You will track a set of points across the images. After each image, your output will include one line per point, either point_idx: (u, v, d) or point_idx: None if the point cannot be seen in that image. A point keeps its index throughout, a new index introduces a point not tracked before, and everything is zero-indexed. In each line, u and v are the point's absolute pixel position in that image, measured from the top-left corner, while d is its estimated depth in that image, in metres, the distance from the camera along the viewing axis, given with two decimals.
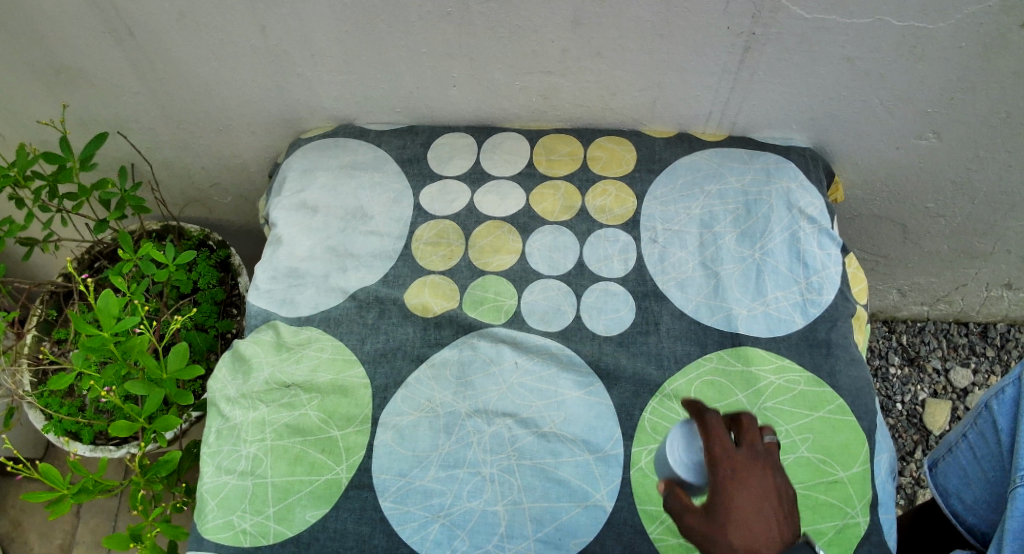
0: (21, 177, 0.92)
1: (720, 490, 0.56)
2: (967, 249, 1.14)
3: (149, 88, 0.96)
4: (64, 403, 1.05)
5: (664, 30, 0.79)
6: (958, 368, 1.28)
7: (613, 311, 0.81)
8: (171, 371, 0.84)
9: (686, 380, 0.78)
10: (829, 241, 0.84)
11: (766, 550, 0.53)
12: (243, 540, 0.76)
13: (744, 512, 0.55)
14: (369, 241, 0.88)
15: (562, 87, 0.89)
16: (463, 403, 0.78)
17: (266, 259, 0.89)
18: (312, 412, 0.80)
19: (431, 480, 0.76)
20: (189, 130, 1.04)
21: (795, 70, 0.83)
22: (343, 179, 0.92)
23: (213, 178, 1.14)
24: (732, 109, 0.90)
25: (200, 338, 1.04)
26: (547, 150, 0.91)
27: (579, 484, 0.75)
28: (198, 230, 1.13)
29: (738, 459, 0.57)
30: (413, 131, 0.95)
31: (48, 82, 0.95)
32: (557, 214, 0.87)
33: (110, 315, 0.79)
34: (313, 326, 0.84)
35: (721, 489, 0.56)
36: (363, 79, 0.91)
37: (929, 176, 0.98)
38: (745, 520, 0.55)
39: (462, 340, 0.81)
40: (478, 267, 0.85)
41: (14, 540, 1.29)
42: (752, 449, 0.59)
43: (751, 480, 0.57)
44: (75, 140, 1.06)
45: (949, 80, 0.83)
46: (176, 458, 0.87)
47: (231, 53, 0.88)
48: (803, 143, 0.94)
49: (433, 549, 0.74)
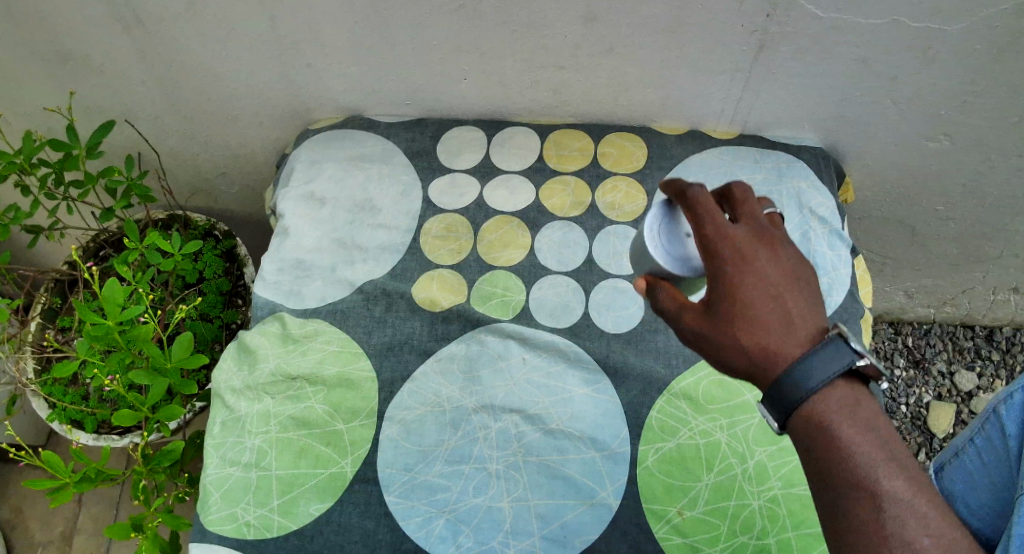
0: (26, 165, 0.91)
1: (726, 277, 0.53)
2: (975, 252, 1.13)
3: (156, 77, 0.95)
4: (68, 392, 1.05)
5: (677, 27, 0.79)
6: (963, 372, 1.28)
7: (622, 308, 0.81)
8: (176, 360, 0.83)
9: (693, 378, 0.78)
10: (839, 242, 0.84)
11: (777, 337, 0.52)
12: (247, 532, 0.76)
13: (753, 302, 0.53)
14: (377, 234, 0.87)
15: (573, 82, 0.89)
16: (470, 398, 0.78)
17: (272, 250, 0.88)
18: (317, 405, 0.79)
19: (437, 475, 0.75)
20: (196, 119, 1.03)
21: (808, 69, 0.82)
22: (352, 171, 0.91)
23: (220, 168, 1.14)
24: (744, 107, 0.89)
25: (205, 328, 1.03)
26: (557, 145, 0.91)
27: (585, 481, 0.74)
28: (204, 220, 1.13)
29: (736, 236, 0.54)
30: (422, 124, 0.95)
31: (55, 69, 0.95)
32: (566, 210, 0.86)
33: (116, 304, 0.78)
34: (320, 318, 0.84)
35: (724, 278, 0.53)
36: (372, 70, 0.90)
37: (939, 179, 0.98)
38: (758, 314, 0.53)
39: (470, 335, 0.81)
40: (486, 262, 0.84)
41: (16, 527, 1.29)
42: (754, 227, 0.55)
43: (757, 259, 0.54)
44: (82, 128, 1.06)
45: (962, 82, 0.82)
46: (178, 448, 0.87)
47: (240, 42, 0.88)
48: (814, 143, 0.93)
49: (437, 544, 0.73)
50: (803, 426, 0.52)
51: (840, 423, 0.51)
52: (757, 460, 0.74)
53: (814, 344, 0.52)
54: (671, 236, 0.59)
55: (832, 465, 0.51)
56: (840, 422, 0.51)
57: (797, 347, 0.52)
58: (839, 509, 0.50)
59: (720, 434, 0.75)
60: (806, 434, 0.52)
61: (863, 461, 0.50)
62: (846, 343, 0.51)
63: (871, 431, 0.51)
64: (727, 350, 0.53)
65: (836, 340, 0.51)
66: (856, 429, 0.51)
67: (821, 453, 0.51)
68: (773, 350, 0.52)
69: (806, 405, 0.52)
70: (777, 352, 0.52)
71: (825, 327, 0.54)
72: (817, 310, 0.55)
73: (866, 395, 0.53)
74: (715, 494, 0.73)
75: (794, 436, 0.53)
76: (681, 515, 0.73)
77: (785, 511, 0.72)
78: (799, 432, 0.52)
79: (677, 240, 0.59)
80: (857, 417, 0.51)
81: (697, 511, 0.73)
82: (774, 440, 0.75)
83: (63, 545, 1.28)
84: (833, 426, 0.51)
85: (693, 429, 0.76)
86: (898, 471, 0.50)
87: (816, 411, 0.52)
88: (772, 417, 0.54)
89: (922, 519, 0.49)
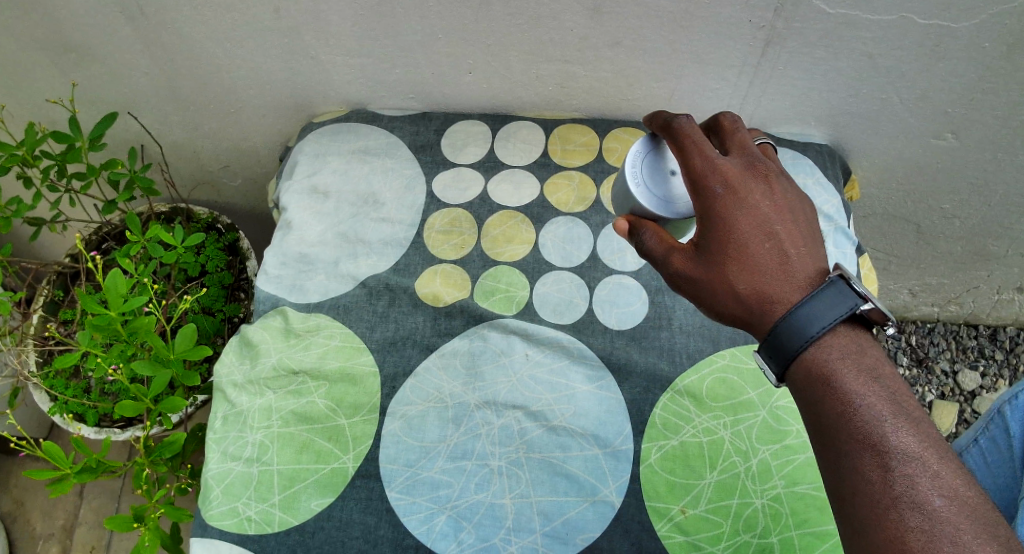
0: (29, 157, 0.91)
1: (720, 214, 0.56)
2: (980, 251, 1.13)
3: (159, 68, 0.95)
4: (70, 384, 1.05)
5: (684, 21, 0.78)
6: (967, 371, 1.28)
7: (625, 305, 0.81)
8: (178, 352, 0.83)
9: (697, 376, 0.77)
10: (845, 240, 0.83)
11: (769, 275, 0.55)
12: (248, 527, 0.76)
13: (746, 239, 0.56)
14: (380, 227, 0.87)
15: (579, 76, 0.88)
16: (472, 394, 0.78)
17: (276, 243, 0.88)
18: (319, 400, 0.79)
19: (439, 471, 0.75)
20: (199, 111, 1.03)
21: (815, 65, 0.82)
22: (356, 165, 0.91)
23: (223, 160, 1.14)
24: (750, 103, 0.89)
25: (207, 322, 1.03)
26: (562, 139, 0.90)
27: (587, 478, 0.74)
28: (206, 212, 1.12)
29: (731, 172, 0.57)
30: (427, 117, 0.94)
31: (57, 60, 0.94)
32: (570, 205, 0.86)
33: (118, 295, 0.78)
34: (322, 312, 0.83)
35: (718, 214, 0.56)
36: (376, 62, 0.90)
37: (946, 177, 0.97)
38: (749, 251, 0.56)
39: (473, 331, 0.81)
40: (490, 257, 0.84)
41: (17, 519, 1.29)
42: (749, 167, 0.58)
43: (751, 199, 0.56)
44: (84, 119, 1.05)
45: (971, 79, 0.81)
46: (180, 440, 0.85)
47: (244, 33, 0.87)
48: (820, 139, 0.93)
49: (438, 541, 0.73)
50: (804, 373, 0.54)
51: (844, 373, 0.52)
52: (760, 458, 0.74)
53: (812, 287, 0.55)
54: (655, 172, 0.62)
55: (835, 414, 0.52)
56: (842, 369, 0.53)
57: (793, 289, 0.55)
58: (842, 457, 0.51)
59: (724, 432, 0.75)
60: (808, 381, 0.53)
61: (866, 410, 0.51)
62: (846, 288, 0.53)
63: (876, 381, 0.52)
64: (721, 287, 0.56)
65: (836, 283, 0.53)
66: (861, 379, 0.52)
67: (823, 401, 0.53)
68: (768, 290, 0.55)
69: (807, 351, 0.54)
70: (770, 293, 0.55)
71: (825, 271, 0.56)
72: (816, 254, 0.57)
73: (873, 348, 0.54)
74: (718, 492, 0.73)
75: (796, 385, 0.55)
76: (683, 513, 0.73)
77: (789, 510, 0.72)
78: (800, 381, 0.54)
79: (660, 179, 0.62)
80: (861, 368, 0.53)
81: (699, 509, 0.73)
82: (778, 438, 0.74)
83: (64, 537, 1.28)
84: (836, 375, 0.52)
85: (697, 427, 0.75)
86: (903, 422, 0.51)
87: (818, 360, 0.53)
88: (773, 363, 0.55)
89: (927, 470, 0.49)
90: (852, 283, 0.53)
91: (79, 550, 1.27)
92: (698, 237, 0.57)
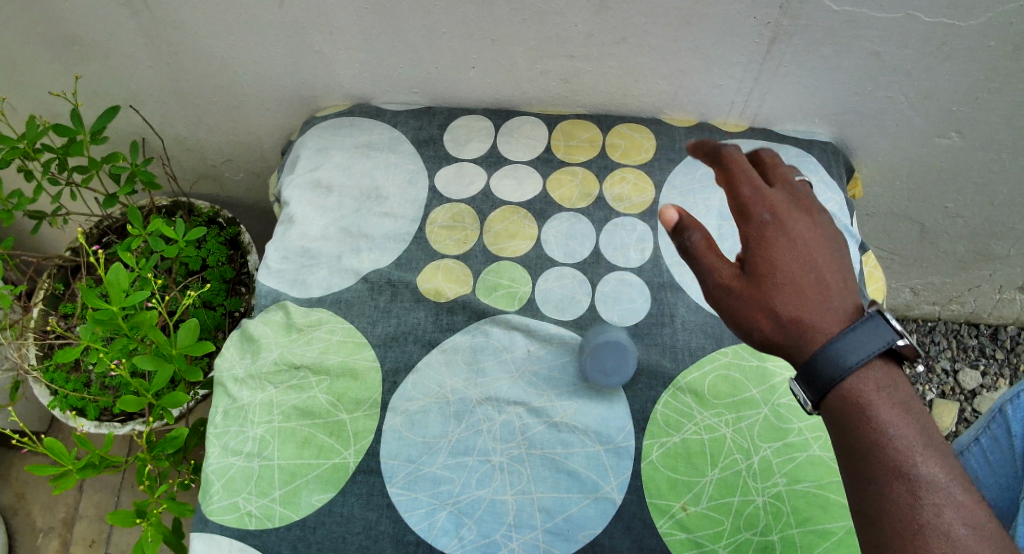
0: (30, 150, 0.91)
1: (767, 240, 0.58)
2: (983, 250, 1.13)
3: (162, 62, 0.94)
4: (70, 378, 1.05)
5: (690, 17, 0.78)
6: (967, 370, 1.27)
7: (628, 301, 0.80)
8: (180, 346, 0.83)
9: (700, 373, 0.77)
10: (849, 238, 0.83)
11: (812, 303, 0.56)
12: (248, 522, 0.76)
13: (790, 268, 0.57)
14: (382, 222, 0.87)
15: (583, 72, 0.88)
16: (474, 389, 0.77)
17: (278, 237, 0.88)
18: (320, 395, 0.79)
19: (440, 467, 0.75)
20: (202, 105, 1.02)
21: (820, 63, 0.82)
22: (358, 160, 0.91)
23: (225, 154, 1.13)
24: (755, 100, 0.89)
25: (208, 316, 1.03)
26: (565, 135, 0.90)
27: (589, 475, 0.74)
28: (208, 207, 1.12)
29: (776, 202, 0.60)
30: (430, 112, 0.94)
31: (59, 52, 0.94)
32: (574, 201, 0.86)
33: (120, 289, 0.78)
34: (324, 307, 0.83)
35: (763, 239, 0.58)
36: (380, 57, 0.89)
37: (949, 176, 0.97)
38: (789, 275, 0.57)
39: (476, 326, 0.80)
40: (493, 253, 0.84)
41: (17, 512, 1.29)
42: (793, 198, 0.61)
43: (789, 228, 0.59)
44: (86, 112, 1.05)
45: (976, 79, 0.81)
46: (183, 435, 0.86)
47: (247, 27, 0.87)
48: (824, 137, 0.93)
49: (439, 537, 0.73)
50: (838, 401, 0.54)
51: (880, 404, 0.53)
52: (762, 456, 0.73)
53: (851, 320, 0.55)
54: None
55: (868, 444, 0.52)
56: (877, 400, 0.53)
57: (833, 319, 0.55)
58: (871, 487, 0.51)
59: (726, 429, 0.75)
60: (843, 410, 0.53)
61: (899, 441, 0.52)
62: (886, 322, 0.53)
63: (909, 413, 0.53)
64: (764, 310, 0.56)
65: (875, 317, 0.53)
66: (896, 411, 0.52)
67: (857, 430, 0.53)
68: (807, 314, 0.55)
69: (844, 381, 0.53)
70: (811, 317, 0.55)
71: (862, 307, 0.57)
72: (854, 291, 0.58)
73: (907, 380, 0.55)
74: (720, 489, 0.73)
75: (829, 413, 0.54)
76: (685, 510, 0.72)
77: (790, 508, 0.72)
78: (835, 410, 0.54)
79: None
80: (895, 400, 0.53)
81: (701, 506, 0.72)
82: (780, 436, 0.74)
83: (64, 531, 1.28)
84: (872, 405, 0.52)
85: (699, 424, 0.75)
86: (932, 455, 0.51)
87: (855, 390, 0.53)
88: (809, 391, 0.55)
89: (953, 501, 0.50)
90: (891, 320, 0.53)
91: (79, 544, 1.27)
92: (744, 260, 0.58)
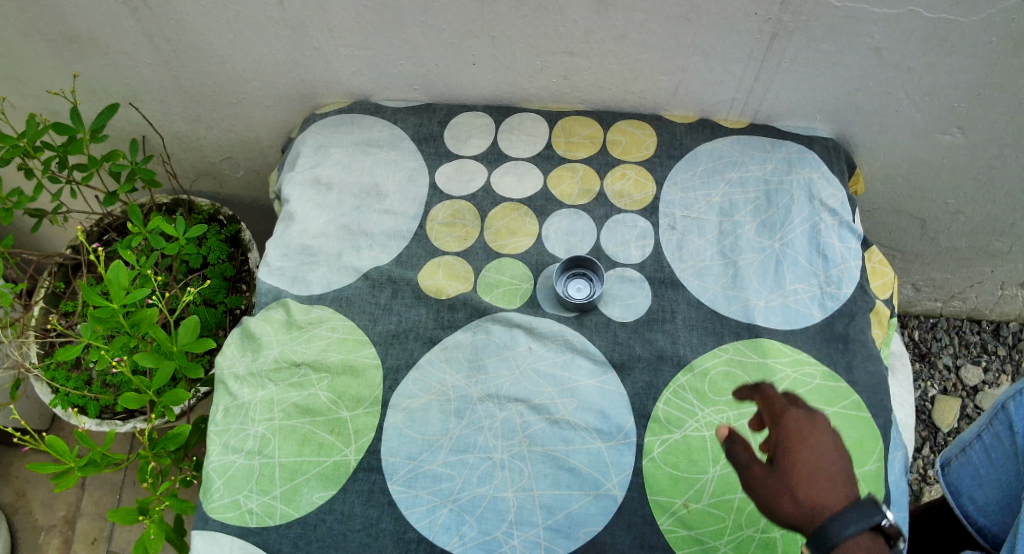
0: (30, 148, 0.90)
1: (789, 449, 0.70)
2: (984, 247, 1.12)
3: (162, 59, 0.94)
4: (71, 376, 1.05)
5: (691, 14, 0.77)
6: (969, 366, 1.26)
7: (629, 298, 0.80)
8: (181, 343, 0.83)
9: (700, 369, 0.76)
10: (850, 234, 0.82)
11: (830, 506, 0.65)
12: (249, 520, 0.75)
13: (814, 476, 0.67)
14: (382, 220, 0.87)
15: (583, 68, 0.88)
16: (475, 387, 0.77)
17: (278, 235, 0.88)
18: (321, 393, 0.79)
19: (441, 464, 0.75)
20: (202, 102, 1.02)
21: (821, 59, 0.81)
22: (359, 157, 0.91)
23: (225, 152, 1.13)
24: (756, 97, 0.88)
25: (209, 314, 1.03)
26: (566, 132, 0.90)
27: (590, 472, 0.74)
28: (209, 204, 1.12)
29: (797, 416, 0.72)
30: (430, 109, 0.94)
31: (59, 50, 0.94)
32: (574, 198, 0.86)
33: (121, 287, 0.78)
34: (325, 305, 0.83)
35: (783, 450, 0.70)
36: (380, 54, 0.89)
37: (951, 172, 0.97)
38: (808, 476, 0.67)
39: (476, 324, 0.80)
40: (493, 249, 0.84)
41: (18, 510, 1.29)
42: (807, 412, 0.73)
43: (811, 434, 0.71)
44: (86, 110, 1.05)
45: (977, 75, 0.81)
46: (185, 432, 0.86)
47: (247, 24, 0.87)
48: (826, 134, 0.92)
49: (440, 534, 0.73)
50: None
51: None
52: None
53: (845, 507, 0.63)
54: None
55: None
56: None
57: (837, 501, 0.65)
58: None
59: (727, 426, 0.74)
60: None
61: None
62: (878, 506, 0.61)
63: None
64: (788, 501, 0.67)
65: (866, 506, 0.62)
66: None
67: None
68: (821, 502, 0.65)
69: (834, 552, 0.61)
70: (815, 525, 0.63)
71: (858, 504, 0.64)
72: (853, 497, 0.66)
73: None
74: (721, 486, 0.72)
75: None
76: (686, 507, 0.72)
77: None
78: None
79: None
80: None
81: (702, 503, 0.72)
82: None
83: (65, 529, 1.28)
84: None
85: (700, 421, 0.74)
86: None
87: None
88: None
89: None
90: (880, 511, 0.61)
91: (80, 542, 1.27)
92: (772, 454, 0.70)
